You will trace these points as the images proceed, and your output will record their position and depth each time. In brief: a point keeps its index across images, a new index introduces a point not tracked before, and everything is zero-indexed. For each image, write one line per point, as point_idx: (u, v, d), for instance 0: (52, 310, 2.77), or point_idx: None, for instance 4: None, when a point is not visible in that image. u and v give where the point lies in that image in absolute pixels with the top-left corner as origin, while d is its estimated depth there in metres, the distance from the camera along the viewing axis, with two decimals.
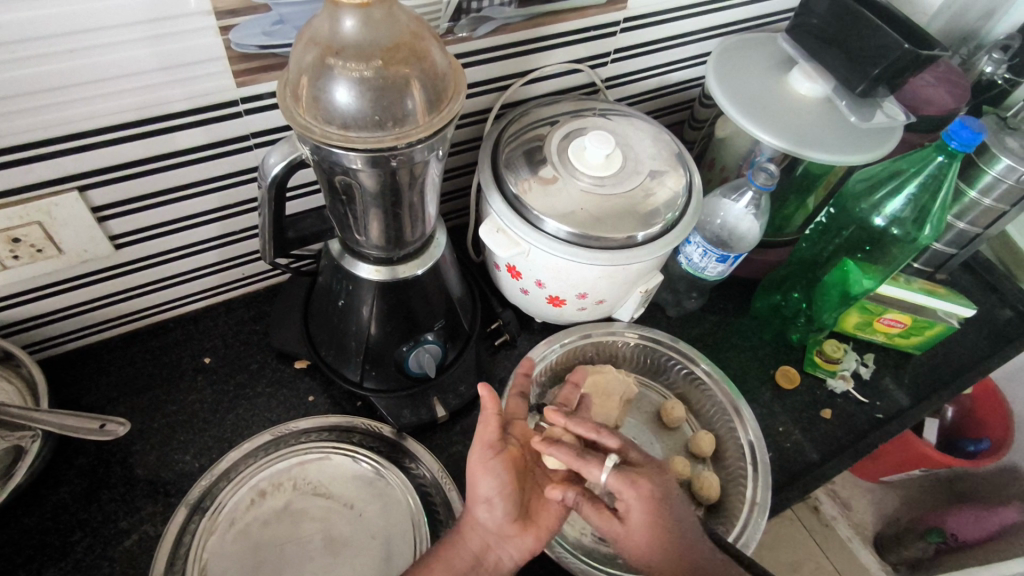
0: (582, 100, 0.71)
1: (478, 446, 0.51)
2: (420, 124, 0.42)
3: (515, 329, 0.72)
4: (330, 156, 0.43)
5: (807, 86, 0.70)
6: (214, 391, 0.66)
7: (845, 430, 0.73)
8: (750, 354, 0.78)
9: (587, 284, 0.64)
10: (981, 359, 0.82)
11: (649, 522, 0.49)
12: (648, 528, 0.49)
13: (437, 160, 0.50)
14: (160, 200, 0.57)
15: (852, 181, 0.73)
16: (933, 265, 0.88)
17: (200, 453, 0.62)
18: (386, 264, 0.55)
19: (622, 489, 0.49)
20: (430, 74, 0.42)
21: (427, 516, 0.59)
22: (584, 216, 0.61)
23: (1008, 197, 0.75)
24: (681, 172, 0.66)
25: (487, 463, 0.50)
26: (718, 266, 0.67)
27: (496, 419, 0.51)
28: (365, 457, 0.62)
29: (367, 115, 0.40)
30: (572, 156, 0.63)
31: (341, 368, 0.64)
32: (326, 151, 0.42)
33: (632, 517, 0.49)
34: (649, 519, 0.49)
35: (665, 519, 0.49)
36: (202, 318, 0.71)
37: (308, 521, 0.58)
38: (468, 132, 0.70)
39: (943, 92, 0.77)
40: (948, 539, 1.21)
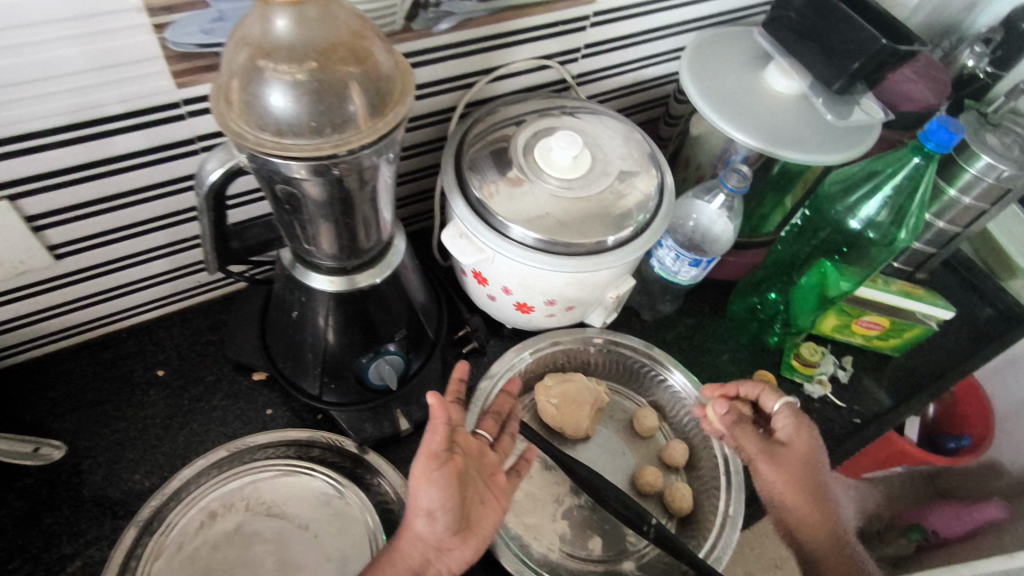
0: (551, 98, 0.68)
1: (422, 457, 0.48)
2: (363, 128, 0.39)
3: (484, 336, 0.69)
4: (269, 164, 0.40)
5: (784, 83, 0.68)
6: (168, 405, 0.63)
7: (822, 436, 0.72)
8: (726, 358, 0.76)
9: (555, 290, 0.62)
10: (960, 360, 0.81)
11: (810, 460, 0.57)
12: (807, 467, 0.56)
13: (388, 164, 0.47)
14: (102, 208, 0.53)
15: (829, 182, 0.71)
16: (912, 264, 0.86)
17: (152, 472, 0.59)
18: (341, 274, 0.53)
19: (789, 429, 0.58)
20: (371, 75, 0.39)
21: (385, 534, 0.56)
22: (551, 221, 0.59)
23: (987, 196, 0.73)
24: (652, 173, 0.64)
25: (430, 476, 0.47)
26: (691, 270, 0.64)
27: (444, 428, 0.48)
28: (322, 474, 0.59)
29: (304, 121, 0.37)
30: (538, 158, 0.61)
31: (300, 381, 0.61)
32: (263, 159, 0.39)
33: (795, 453, 0.57)
34: (795, 462, 0.56)
35: (816, 467, 0.56)
36: (156, 328, 0.68)
37: (259, 544, 0.55)
38: (432, 132, 0.67)
39: (922, 87, 0.75)
40: (929, 536, 1.21)
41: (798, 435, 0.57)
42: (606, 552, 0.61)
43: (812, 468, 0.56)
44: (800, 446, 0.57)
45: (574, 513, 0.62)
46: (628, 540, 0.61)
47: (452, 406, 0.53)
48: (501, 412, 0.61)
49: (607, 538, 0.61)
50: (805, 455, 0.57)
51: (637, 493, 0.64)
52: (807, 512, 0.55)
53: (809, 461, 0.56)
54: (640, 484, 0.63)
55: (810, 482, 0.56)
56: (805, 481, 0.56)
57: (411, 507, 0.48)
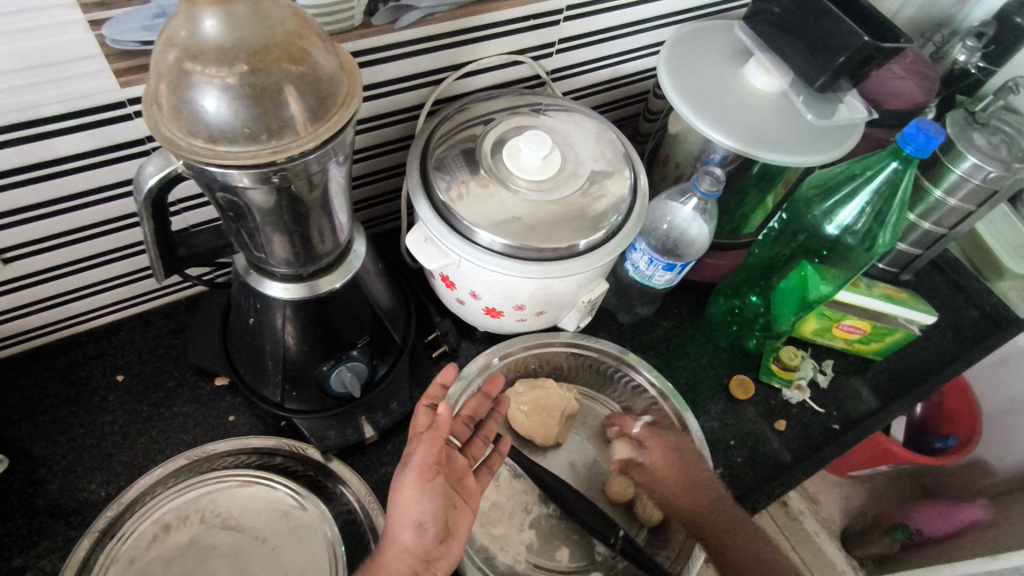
0: (523, 95, 0.65)
1: (414, 469, 0.47)
2: (303, 134, 0.37)
3: (454, 340, 0.68)
4: (206, 172, 0.38)
5: (764, 80, 0.65)
6: (127, 411, 0.61)
7: (798, 443, 0.70)
8: (704, 362, 0.74)
9: (524, 296, 0.60)
10: (942, 364, 0.80)
11: (684, 457, 0.61)
12: (686, 459, 0.61)
13: (339, 166, 0.45)
14: (48, 211, 0.51)
15: (806, 186, 0.69)
16: (898, 265, 0.84)
17: (108, 481, 0.58)
18: (297, 281, 0.51)
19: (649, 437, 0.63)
20: (309, 78, 0.36)
21: (344, 543, 0.55)
22: (518, 225, 0.57)
23: (974, 198, 0.71)
24: (626, 173, 0.62)
25: (423, 486, 0.47)
26: (665, 275, 0.63)
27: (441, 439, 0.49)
28: (282, 484, 0.58)
29: (237, 128, 0.35)
30: (506, 159, 0.58)
31: (261, 388, 0.59)
32: (199, 167, 0.37)
33: (660, 460, 0.62)
34: (672, 460, 0.61)
35: (681, 466, 0.60)
36: (117, 331, 0.66)
37: (214, 558, 0.54)
38: (400, 130, 0.65)
39: (911, 84, 0.73)
40: (913, 535, 1.20)
41: (659, 438, 0.63)
42: (574, 563, 0.59)
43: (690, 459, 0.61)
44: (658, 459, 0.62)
45: (543, 523, 0.61)
46: (597, 551, 0.60)
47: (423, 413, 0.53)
48: (473, 416, 0.59)
49: (576, 548, 0.60)
50: (671, 459, 0.61)
51: (607, 501, 0.63)
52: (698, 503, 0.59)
53: (683, 454, 0.61)
54: (610, 493, 0.62)
55: (693, 473, 0.60)
56: (688, 476, 0.60)
57: (398, 522, 0.47)
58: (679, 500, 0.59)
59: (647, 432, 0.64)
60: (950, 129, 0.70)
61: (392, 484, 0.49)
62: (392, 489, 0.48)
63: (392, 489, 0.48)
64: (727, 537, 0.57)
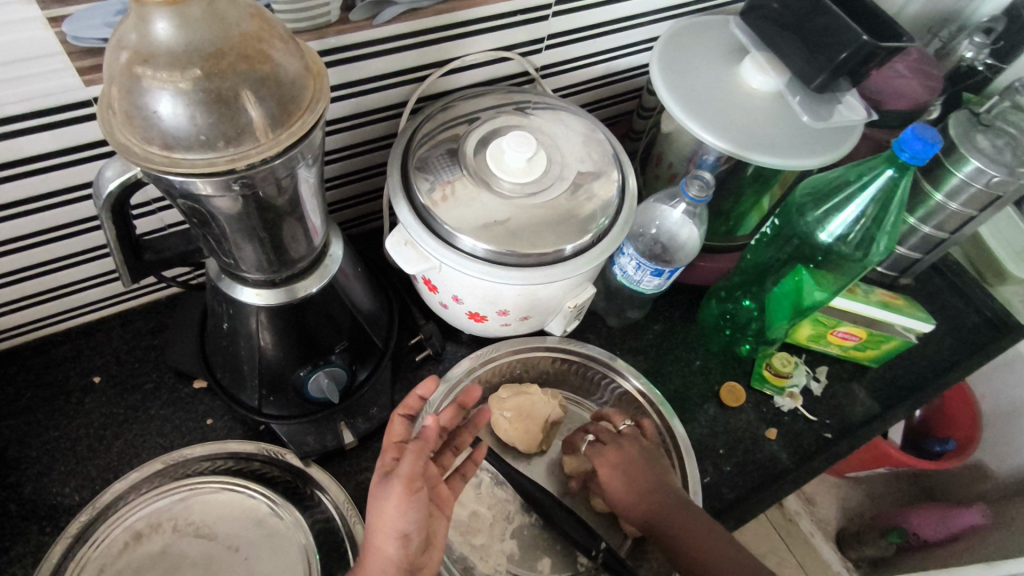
0: (510, 92, 0.63)
1: (400, 481, 0.45)
2: (263, 141, 0.35)
3: (438, 344, 0.66)
4: (166, 179, 0.36)
5: (759, 79, 0.63)
6: (104, 413, 0.61)
7: (789, 452, 0.69)
8: (694, 368, 0.73)
9: (507, 301, 0.59)
10: (940, 372, 0.78)
11: (625, 467, 0.58)
12: (627, 468, 0.57)
13: (309, 169, 0.43)
14: (15, 212, 0.50)
15: (799, 191, 0.67)
16: (897, 269, 0.82)
17: (82, 485, 0.57)
18: (269, 287, 0.50)
19: (592, 453, 0.60)
20: (269, 82, 0.35)
21: (320, 550, 0.55)
22: (500, 229, 0.55)
23: (976, 202, 0.69)
24: (614, 175, 0.60)
25: (411, 499, 0.45)
26: (654, 280, 0.61)
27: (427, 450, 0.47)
28: (259, 492, 0.57)
29: (192, 134, 0.33)
30: (490, 161, 0.57)
31: (238, 392, 0.58)
32: (156, 174, 0.35)
33: (608, 473, 0.58)
34: (618, 472, 0.57)
35: (629, 474, 0.57)
36: (95, 331, 0.65)
37: (186, 567, 0.53)
38: (384, 128, 0.64)
39: (914, 83, 0.71)
40: (909, 539, 1.17)
41: (603, 452, 0.59)
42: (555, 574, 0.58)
43: (632, 467, 0.58)
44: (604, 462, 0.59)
45: (524, 532, 0.60)
46: (579, 562, 0.59)
47: (398, 422, 0.51)
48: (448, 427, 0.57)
49: (558, 559, 0.59)
50: (613, 472, 0.58)
51: (591, 512, 0.62)
52: (648, 514, 0.55)
53: (626, 463, 0.58)
54: (594, 503, 0.61)
55: (636, 482, 0.57)
56: (636, 485, 0.57)
57: (384, 534, 0.45)
58: (630, 514, 0.56)
59: (590, 447, 0.60)
60: (953, 131, 0.68)
61: (374, 496, 0.46)
62: (375, 501, 0.46)
63: (376, 502, 0.46)
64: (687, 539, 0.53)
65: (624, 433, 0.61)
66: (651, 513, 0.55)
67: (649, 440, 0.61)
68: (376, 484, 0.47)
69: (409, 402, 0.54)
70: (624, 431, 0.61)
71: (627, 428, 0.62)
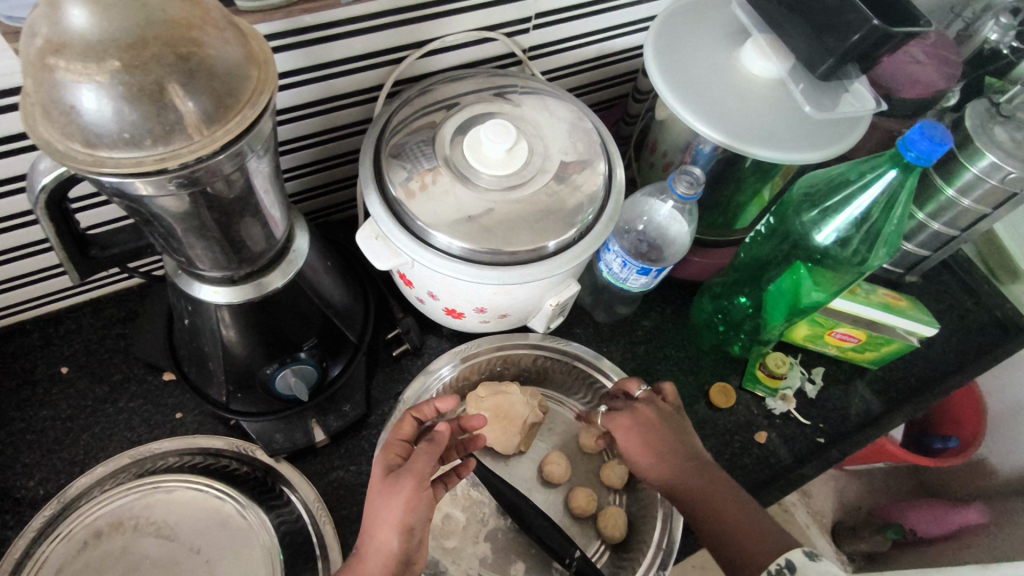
0: (493, 75, 0.60)
1: (412, 477, 0.45)
2: (197, 138, 0.32)
3: (416, 338, 0.64)
4: (98, 181, 0.33)
5: (760, 65, 0.58)
6: (70, 405, 0.59)
7: (778, 457, 0.67)
8: (684, 367, 0.70)
9: (484, 299, 0.56)
10: (943, 375, 0.74)
11: (640, 429, 0.55)
12: (643, 431, 0.55)
13: (260, 162, 0.40)
14: None
15: (796, 188, 0.64)
16: (903, 266, 0.78)
17: (47, 478, 0.56)
18: (229, 284, 0.47)
19: (608, 419, 0.58)
20: (201, 74, 0.32)
21: (283, 554, 0.54)
22: (476, 226, 0.52)
23: (990, 198, 0.65)
24: (600, 167, 0.56)
25: (421, 496, 0.44)
26: (640, 278, 0.58)
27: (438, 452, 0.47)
28: (226, 493, 0.57)
29: (115, 132, 0.30)
30: (467, 152, 0.53)
31: (204, 388, 0.56)
32: (88, 176, 0.33)
33: (623, 434, 0.56)
34: (634, 434, 0.55)
35: (653, 433, 0.54)
36: (65, 319, 0.63)
37: (146, 567, 0.53)
38: (359, 112, 0.60)
39: (931, 70, 0.66)
40: (907, 534, 1.16)
41: (616, 418, 0.57)
42: None
43: (648, 431, 0.55)
44: (625, 421, 0.56)
45: (499, 536, 0.58)
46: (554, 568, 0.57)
47: (407, 420, 0.52)
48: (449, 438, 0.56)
49: (533, 565, 0.57)
50: (628, 432, 0.55)
51: (568, 515, 0.60)
52: (665, 476, 0.52)
53: (638, 427, 0.55)
54: (573, 507, 0.60)
55: (651, 445, 0.54)
56: (650, 447, 0.54)
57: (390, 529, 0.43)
58: (649, 476, 0.54)
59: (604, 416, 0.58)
60: (968, 122, 0.63)
61: (378, 489, 0.45)
62: (380, 495, 0.45)
63: (379, 495, 0.45)
64: (711, 499, 0.50)
65: (641, 397, 0.58)
66: (671, 474, 0.52)
67: (669, 403, 0.58)
68: (382, 480, 0.46)
69: (424, 410, 0.54)
70: (640, 395, 0.58)
71: (643, 392, 0.58)
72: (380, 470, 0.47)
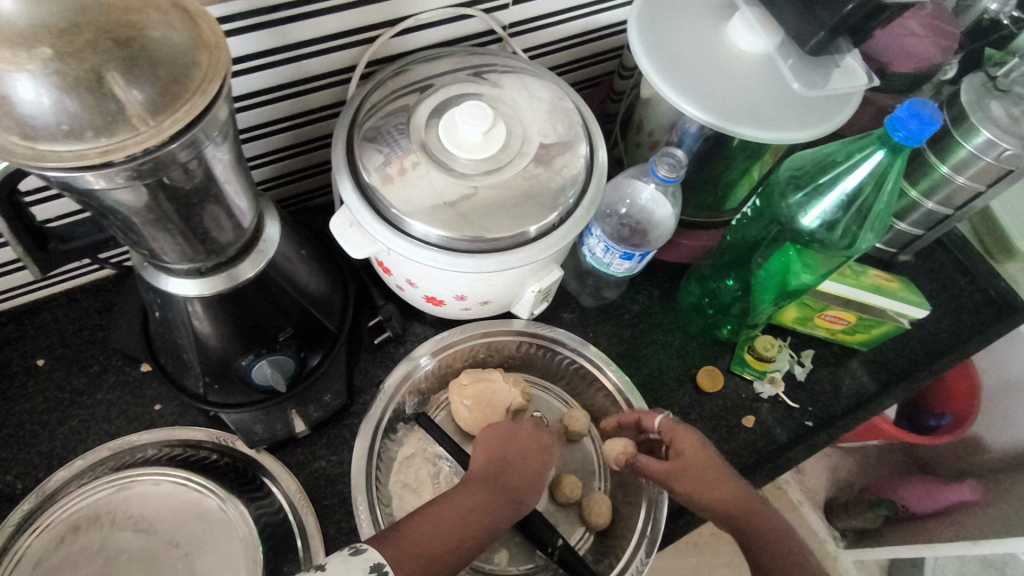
0: (471, 53, 0.58)
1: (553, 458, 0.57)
2: (142, 128, 0.30)
3: (398, 326, 0.63)
4: (54, 178, 0.32)
5: (748, 40, 0.56)
6: (47, 398, 0.58)
7: (765, 441, 0.66)
8: (671, 351, 0.69)
9: (464, 287, 0.55)
10: (934, 356, 0.73)
11: (703, 453, 0.54)
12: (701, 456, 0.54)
13: (219, 148, 0.39)
14: None
15: (782, 169, 0.62)
16: (896, 245, 0.77)
17: (24, 473, 0.55)
18: (195, 277, 0.46)
19: (665, 428, 0.56)
20: (142, 62, 0.30)
21: (264, 546, 0.54)
22: (451, 212, 0.51)
23: (984, 176, 0.63)
24: (581, 149, 0.54)
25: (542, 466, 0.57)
26: (623, 263, 0.57)
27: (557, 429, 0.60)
28: (205, 485, 0.56)
29: (54, 124, 0.29)
30: (442, 135, 0.52)
31: (181, 379, 0.55)
32: (42, 174, 0.31)
33: (688, 451, 0.54)
34: (689, 453, 0.54)
35: (710, 456, 0.54)
36: (40, 310, 0.62)
37: (125, 562, 0.53)
38: (333, 94, 0.58)
39: (927, 43, 0.64)
40: (898, 511, 1.16)
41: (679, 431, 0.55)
42: (513, 565, 0.57)
43: (706, 458, 0.54)
44: (682, 436, 0.55)
45: None
46: (538, 554, 0.58)
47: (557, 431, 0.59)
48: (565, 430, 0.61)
49: (516, 552, 0.58)
50: (687, 446, 0.54)
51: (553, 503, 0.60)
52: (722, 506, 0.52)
53: (701, 451, 0.54)
54: (557, 494, 0.59)
55: (702, 469, 0.53)
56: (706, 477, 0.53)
57: (532, 483, 0.52)
58: (689, 494, 0.53)
59: (665, 423, 0.56)
60: (963, 97, 0.61)
61: (534, 430, 0.56)
62: (532, 444, 0.55)
63: (532, 437, 0.55)
64: (758, 529, 0.50)
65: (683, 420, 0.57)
66: (720, 496, 0.52)
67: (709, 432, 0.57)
68: (540, 433, 0.56)
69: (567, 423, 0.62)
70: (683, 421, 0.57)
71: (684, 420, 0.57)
72: (535, 426, 0.57)
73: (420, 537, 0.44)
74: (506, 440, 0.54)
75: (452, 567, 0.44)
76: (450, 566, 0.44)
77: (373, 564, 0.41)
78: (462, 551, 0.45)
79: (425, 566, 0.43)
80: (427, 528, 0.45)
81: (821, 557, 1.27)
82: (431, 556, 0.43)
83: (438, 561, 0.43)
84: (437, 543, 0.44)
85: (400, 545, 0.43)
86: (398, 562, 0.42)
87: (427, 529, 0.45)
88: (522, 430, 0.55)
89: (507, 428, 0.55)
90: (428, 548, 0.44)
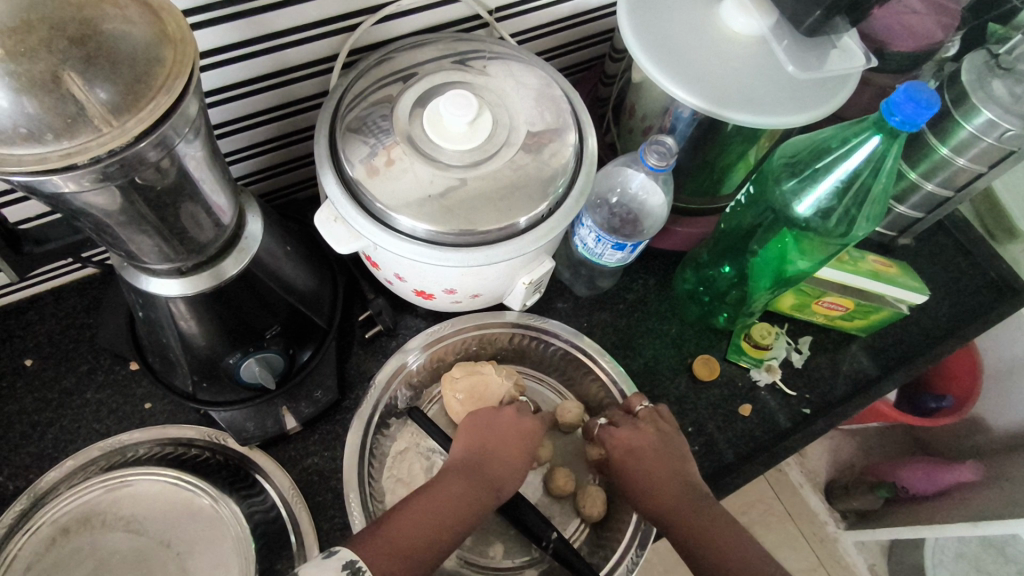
0: (456, 39, 0.56)
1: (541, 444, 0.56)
2: (105, 129, 0.29)
3: (389, 320, 0.62)
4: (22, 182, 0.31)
5: (741, 22, 0.54)
6: (36, 399, 0.58)
7: (763, 429, 0.65)
8: (667, 340, 0.69)
9: (452, 281, 0.54)
10: (934, 341, 0.72)
11: (655, 447, 0.54)
12: (642, 452, 0.54)
13: (191, 145, 0.38)
14: None
15: (777, 154, 0.60)
16: (896, 228, 0.75)
17: (15, 474, 0.55)
18: (178, 277, 0.45)
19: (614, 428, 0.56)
20: (101, 61, 0.29)
21: (257, 543, 0.54)
22: (435, 204, 0.49)
23: (986, 157, 0.61)
24: (570, 137, 0.53)
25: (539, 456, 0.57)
26: (615, 254, 0.56)
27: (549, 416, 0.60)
28: (197, 484, 0.56)
29: (11, 127, 0.28)
30: (427, 126, 0.50)
31: (169, 378, 0.55)
32: (11, 179, 0.30)
33: (637, 445, 0.54)
34: (639, 448, 0.54)
35: (663, 454, 0.54)
36: (27, 309, 0.61)
37: (117, 562, 0.53)
38: (316, 84, 0.57)
39: (927, 20, 0.62)
40: (898, 492, 1.15)
41: (629, 430, 0.55)
42: (509, 559, 0.57)
43: (661, 450, 0.54)
44: (639, 436, 0.55)
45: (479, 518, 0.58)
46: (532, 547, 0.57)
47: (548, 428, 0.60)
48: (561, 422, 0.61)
49: (511, 545, 0.57)
50: (636, 439, 0.55)
51: (548, 497, 0.60)
52: (660, 502, 0.51)
53: (647, 445, 0.54)
54: (552, 487, 0.59)
55: (645, 464, 0.53)
56: (647, 471, 0.53)
57: (514, 469, 0.52)
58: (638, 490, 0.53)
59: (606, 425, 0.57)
60: (965, 77, 0.60)
61: (522, 417, 0.55)
62: (513, 431, 0.54)
63: (513, 422, 0.54)
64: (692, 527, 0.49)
65: (640, 415, 0.57)
66: (665, 492, 0.52)
67: (668, 423, 0.57)
68: (532, 424, 0.55)
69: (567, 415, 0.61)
70: (640, 412, 0.57)
71: (643, 409, 0.57)
72: (521, 411, 0.55)
73: (397, 534, 0.44)
74: (486, 428, 0.53)
75: (431, 563, 0.44)
76: (430, 558, 0.44)
77: (347, 562, 0.41)
78: (445, 543, 0.45)
79: (404, 563, 0.43)
80: (407, 526, 0.44)
81: (820, 539, 1.28)
82: (408, 550, 0.43)
83: (417, 556, 0.43)
84: (418, 538, 0.44)
85: (377, 542, 0.43)
86: (375, 559, 0.42)
87: (410, 519, 0.45)
88: (505, 417, 0.54)
89: (488, 416, 0.54)
90: (409, 541, 0.44)
